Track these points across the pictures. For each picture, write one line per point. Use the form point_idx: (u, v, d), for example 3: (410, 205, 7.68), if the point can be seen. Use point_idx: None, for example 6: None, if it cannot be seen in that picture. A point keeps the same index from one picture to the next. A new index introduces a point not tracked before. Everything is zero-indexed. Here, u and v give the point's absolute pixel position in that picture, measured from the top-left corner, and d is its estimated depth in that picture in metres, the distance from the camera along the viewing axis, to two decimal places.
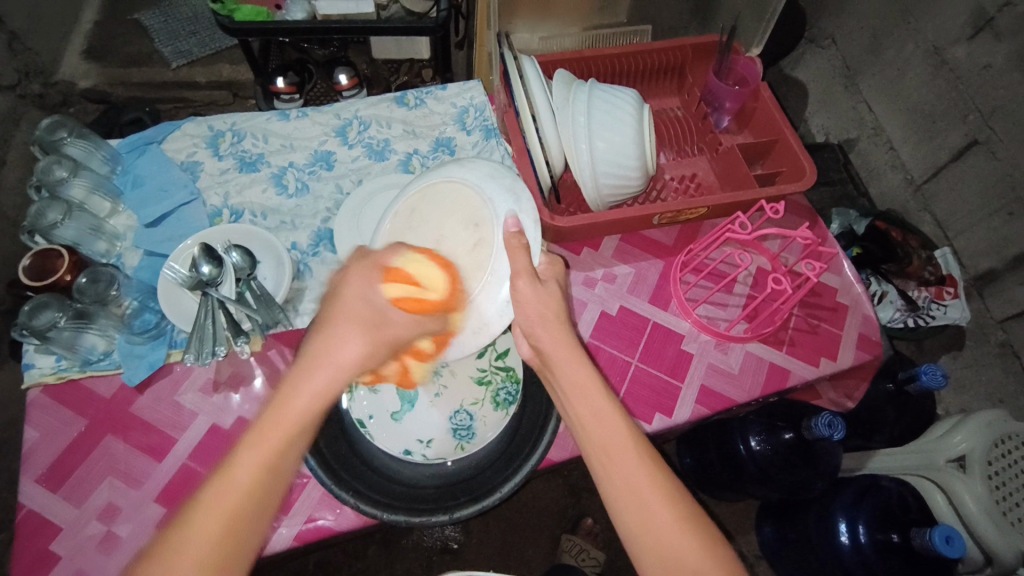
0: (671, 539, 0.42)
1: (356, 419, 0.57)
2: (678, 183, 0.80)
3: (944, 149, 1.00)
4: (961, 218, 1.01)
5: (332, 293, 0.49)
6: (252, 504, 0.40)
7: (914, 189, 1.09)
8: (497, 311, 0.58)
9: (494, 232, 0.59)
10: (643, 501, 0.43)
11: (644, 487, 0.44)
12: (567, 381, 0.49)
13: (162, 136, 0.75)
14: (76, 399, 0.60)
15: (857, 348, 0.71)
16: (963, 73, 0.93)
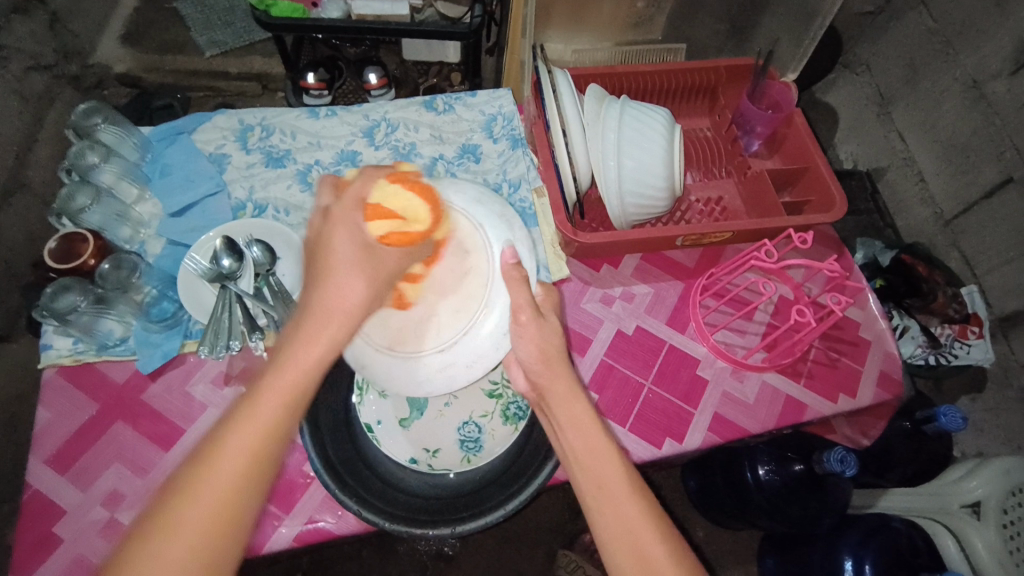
0: None
1: (365, 423, 0.57)
2: (703, 206, 0.79)
3: (977, 184, 0.98)
4: (991, 256, 0.99)
5: (318, 242, 0.46)
6: (248, 480, 0.37)
7: (943, 224, 1.07)
8: (492, 342, 0.56)
9: (488, 259, 0.57)
10: (637, 544, 0.42)
11: (638, 528, 0.43)
12: (563, 415, 0.48)
13: (193, 126, 0.76)
14: (90, 383, 0.61)
15: (877, 386, 0.69)
16: (1001, 108, 0.91)
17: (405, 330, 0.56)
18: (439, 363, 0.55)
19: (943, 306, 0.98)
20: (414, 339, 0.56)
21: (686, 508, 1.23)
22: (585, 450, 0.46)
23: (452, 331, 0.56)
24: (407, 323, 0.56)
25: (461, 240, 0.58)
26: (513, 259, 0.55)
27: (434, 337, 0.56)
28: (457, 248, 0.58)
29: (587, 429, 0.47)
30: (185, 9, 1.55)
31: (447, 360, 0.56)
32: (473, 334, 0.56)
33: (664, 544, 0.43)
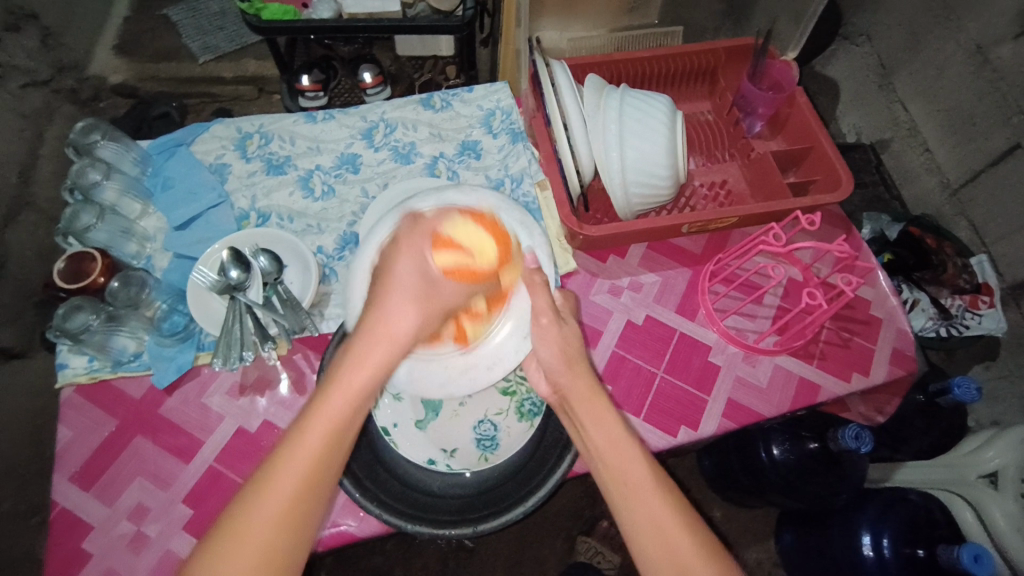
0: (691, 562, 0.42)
1: (381, 427, 0.57)
2: (707, 191, 0.78)
3: (986, 151, 0.96)
4: (999, 224, 0.98)
5: (381, 275, 0.55)
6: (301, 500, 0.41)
7: (950, 193, 1.06)
8: (512, 348, 0.60)
9: (514, 267, 0.61)
10: (670, 548, 0.43)
11: (670, 526, 0.44)
12: (583, 410, 0.50)
13: (192, 137, 0.75)
14: (108, 399, 0.62)
15: (891, 364, 0.69)
16: (1007, 74, 0.89)
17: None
18: (462, 364, 0.59)
19: (953, 279, 0.97)
20: (452, 356, 0.60)
21: (702, 489, 1.24)
22: (617, 456, 0.47)
23: (474, 334, 0.61)
24: (443, 348, 0.60)
25: None
26: (533, 265, 0.59)
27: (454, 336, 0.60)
28: None
29: (615, 436, 0.48)
30: (176, 15, 1.55)
31: (469, 360, 0.60)
32: (494, 339, 0.60)
33: (689, 532, 0.44)
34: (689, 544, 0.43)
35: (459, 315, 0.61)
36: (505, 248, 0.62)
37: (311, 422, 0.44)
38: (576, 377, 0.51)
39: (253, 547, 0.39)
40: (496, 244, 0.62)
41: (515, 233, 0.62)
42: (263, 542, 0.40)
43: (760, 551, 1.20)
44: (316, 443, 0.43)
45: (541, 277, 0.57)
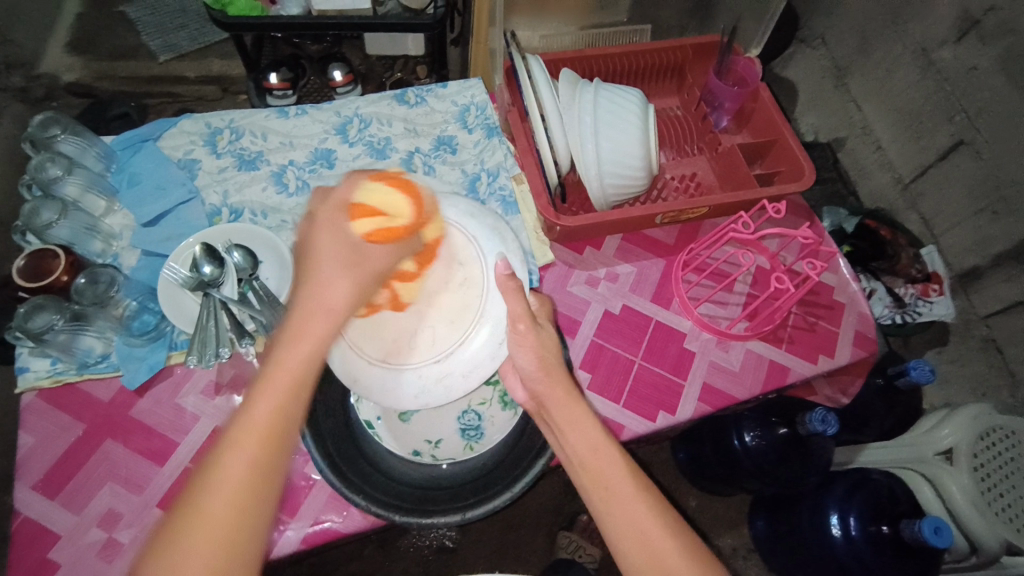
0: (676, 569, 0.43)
1: (364, 420, 0.57)
2: (678, 183, 0.80)
3: (933, 146, 1.02)
4: (946, 217, 1.04)
5: (305, 247, 0.46)
6: (250, 494, 0.37)
7: (903, 187, 1.12)
8: (489, 354, 0.57)
9: (481, 270, 0.60)
10: (655, 555, 0.43)
11: (652, 531, 0.44)
12: (560, 416, 0.50)
13: (159, 132, 0.73)
14: (74, 403, 0.59)
15: (853, 345, 0.73)
16: (950, 73, 0.95)
17: (401, 341, 0.58)
18: (436, 374, 0.57)
19: (907, 268, 1.03)
20: (408, 348, 0.58)
21: (678, 481, 1.26)
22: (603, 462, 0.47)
23: (449, 342, 0.58)
24: (401, 333, 0.58)
25: (455, 252, 0.61)
26: (505, 270, 0.57)
27: (431, 344, 0.58)
28: (450, 261, 0.61)
29: (594, 441, 0.48)
30: (134, 12, 1.51)
31: (446, 366, 0.57)
32: (469, 344, 0.58)
33: (674, 538, 0.44)
34: (673, 547, 0.44)
35: (431, 325, 0.59)
36: (472, 254, 0.61)
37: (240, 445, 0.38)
38: (554, 376, 0.52)
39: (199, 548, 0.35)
40: (463, 250, 0.61)
41: (480, 239, 0.61)
42: (215, 546, 0.35)
43: (736, 539, 1.23)
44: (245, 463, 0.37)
45: (511, 282, 0.55)
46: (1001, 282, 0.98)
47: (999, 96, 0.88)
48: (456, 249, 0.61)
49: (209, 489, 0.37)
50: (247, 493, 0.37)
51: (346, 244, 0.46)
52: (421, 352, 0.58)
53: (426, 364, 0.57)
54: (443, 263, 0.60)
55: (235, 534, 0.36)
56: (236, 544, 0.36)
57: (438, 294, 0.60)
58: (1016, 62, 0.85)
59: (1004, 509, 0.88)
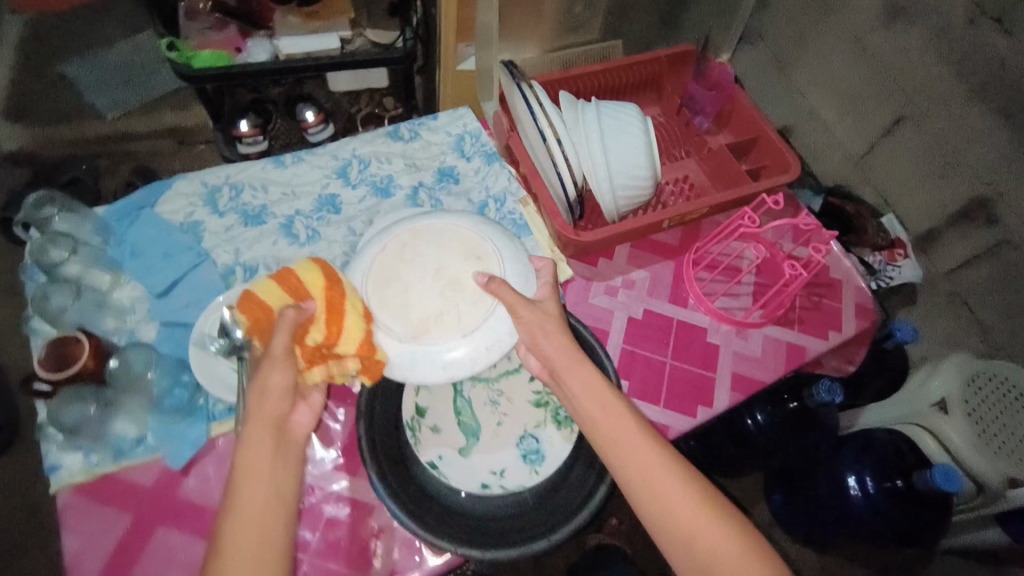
0: (675, 504, 0.50)
1: (427, 462, 0.57)
2: (673, 187, 0.84)
3: (879, 123, 1.09)
4: (897, 186, 1.11)
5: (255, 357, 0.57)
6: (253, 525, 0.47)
7: (857, 163, 1.17)
8: (504, 330, 0.60)
9: (498, 263, 0.64)
10: (659, 495, 0.50)
11: (659, 475, 0.51)
12: (579, 383, 0.55)
13: (154, 198, 0.71)
14: (117, 494, 0.57)
15: (856, 317, 0.78)
16: (885, 59, 1.02)
17: (427, 321, 0.60)
18: (464, 348, 0.59)
19: (875, 239, 1.12)
20: (437, 327, 0.60)
21: None
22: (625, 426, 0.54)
23: (473, 318, 0.60)
24: (428, 316, 0.60)
25: (473, 248, 0.64)
26: (484, 280, 0.61)
27: (455, 325, 0.60)
28: (469, 256, 0.64)
29: (613, 411, 0.54)
30: (74, 72, 1.44)
31: (472, 344, 0.59)
32: (491, 321, 0.60)
33: (676, 479, 0.51)
34: (678, 487, 0.51)
35: (453, 309, 0.61)
36: (488, 248, 0.64)
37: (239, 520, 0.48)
38: (557, 343, 0.57)
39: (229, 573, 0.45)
40: (478, 244, 0.65)
41: (495, 239, 0.65)
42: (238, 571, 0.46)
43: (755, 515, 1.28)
44: (253, 526, 0.47)
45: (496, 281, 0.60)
46: (957, 239, 1.03)
47: (933, 74, 0.95)
48: (472, 244, 0.65)
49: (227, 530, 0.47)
50: (258, 548, 0.47)
51: (255, 360, 0.56)
52: (448, 328, 0.60)
53: (453, 338, 0.59)
54: (463, 260, 0.63)
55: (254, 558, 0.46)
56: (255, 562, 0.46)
57: (460, 287, 0.62)
58: (944, 42, 0.92)
59: (1000, 445, 0.95)
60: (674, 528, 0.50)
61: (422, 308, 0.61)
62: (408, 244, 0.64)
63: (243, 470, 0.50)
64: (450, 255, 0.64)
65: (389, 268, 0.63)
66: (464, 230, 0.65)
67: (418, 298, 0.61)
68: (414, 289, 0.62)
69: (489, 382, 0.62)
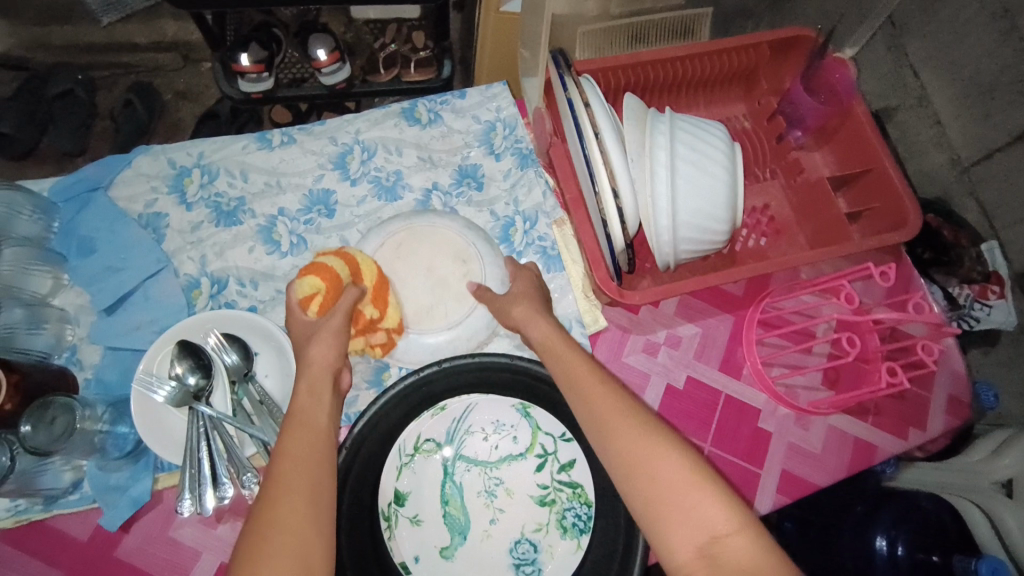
0: (630, 444, 0.43)
1: (400, 563, 0.48)
2: (748, 218, 0.68)
3: (1008, 125, 0.62)
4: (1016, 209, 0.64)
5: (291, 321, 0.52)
6: (311, 450, 0.42)
7: (959, 173, 0.69)
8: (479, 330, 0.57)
9: (483, 267, 0.58)
10: (611, 431, 0.44)
11: (616, 420, 0.44)
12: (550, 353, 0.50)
13: (108, 178, 0.58)
14: (47, 545, 0.49)
15: (947, 413, 0.63)
16: None
17: (417, 312, 0.57)
18: (450, 344, 0.56)
19: (970, 273, 0.67)
20: (426, 320, 0.57)
21: None
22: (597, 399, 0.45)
23: (457, 315, 0.57)
24: (417, 308, 0.57)
25: (460, 249, 0.59)
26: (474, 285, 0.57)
27: (442, 320, 0.57)
28: (457, 256, 0.58)
29: (570, 352, 0.49)
30: None
31: (458, 340, 0.56)
32: (469, 325, 0.57)
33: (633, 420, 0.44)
34: (631, 430, 0.44)
35: (439, 304, 0.57)
36: (475, 248, 0.58)
37: (280, 489, 0.39)
38: (573, 358, 0.49)
39: (287, 491, 0.39)
40: (465, 247, 0.59)
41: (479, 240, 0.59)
42: (298, 490, 0.40)
43: None
44: (301, 449, 0.42)
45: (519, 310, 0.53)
46: None
47: None
48: (458, 244, 0.59)
49: (280, 454, 0.42)
50: (313, 465, 0.41)
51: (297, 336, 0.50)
52: (433, 323, 0.57)
53: (438, 333, 0.56)
54: (449, 265, 0.58)
55: (309, 477, 0.40)
56: (314, 480, 0.41)
57: (446, 291, 0.57)
58: None
59: None
60: (637, 476, 0.42)
61: (411, 299, 0.57)
62: (403, 243, 0.58)
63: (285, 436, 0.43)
64: (439, 255, 0.58)
65: (383, 264, 0.57)
66: (451, 233, 0.59)
67: (409, 295, 0.57)
68: (402, 288, 0.57)
69: (487, 467, 0.52)
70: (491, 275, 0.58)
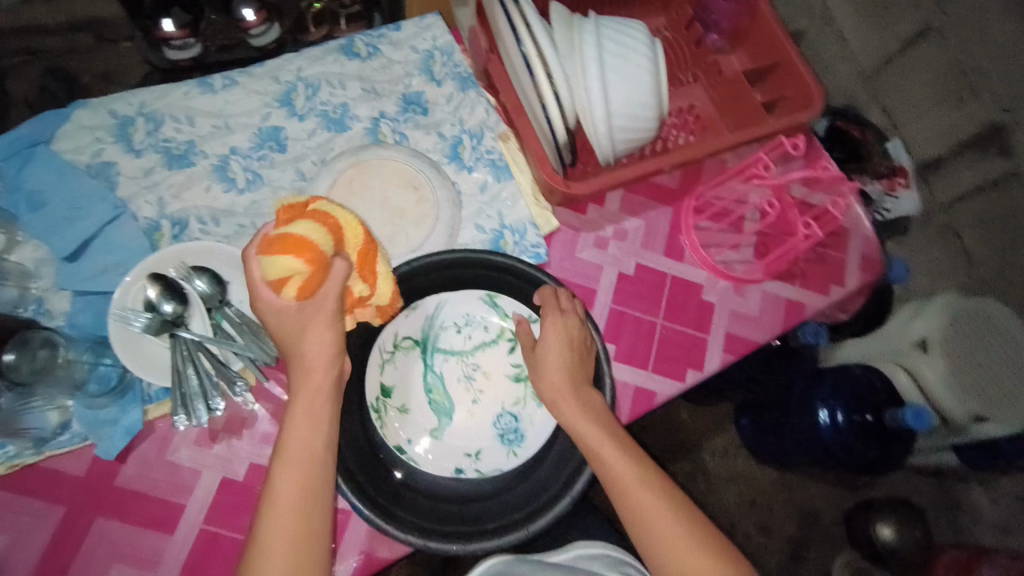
0: (641, 502, 0.49)
1: (395, 446, 0.52)
2: (676, 119, 0.74)
3: (898, 34, 0.87)
4: (910, 107, 0.88)
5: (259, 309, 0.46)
6: (309, 471, 0.44)
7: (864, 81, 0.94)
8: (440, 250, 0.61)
9: (435, 191, 0.62)
10: (626, 490, 0.49)
11: (628, 480, 0.49)
12: (553, 379, 0.52)
13: (48, 132, 0.58)
14: (44, 485, 0.50)
15: (861, 270, 0.71)
16: None
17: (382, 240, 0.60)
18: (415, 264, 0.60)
19: (879, 167, 0.86)
20: (392, 247, 0.60)
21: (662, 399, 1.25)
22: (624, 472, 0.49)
23: (418, 238, 0.61)
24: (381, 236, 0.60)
25: (411, 177, 0.63)
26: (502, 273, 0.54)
27: (405, 244, 0.61)
28: (408, 184, 0.62)
29: (579, 386, 0.52)
30: None
31: None
32: (428, 247, 0.61)
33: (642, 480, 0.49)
34: (642, 491, 0.49)
35: (401, 229, 0.61)
36: (424, 176, 0.63)
37: (274, 518, 0.43)
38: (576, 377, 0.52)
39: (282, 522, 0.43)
40: (413, 175, 0.63)
41: (426, 167, 0.63)
42: (294, 517, 0.43)
43: (723, 438, 1.25)
44: (297, 474, 0.44)
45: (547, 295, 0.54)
46: (966, 168, 0.85)
47: None
48: (407, 174, 0.63)
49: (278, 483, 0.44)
50: (305, 488, 0.44)
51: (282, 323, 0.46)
52: (397, 248, 0.60)
53: (403, 255, 0.60)
54: (402, 193, 0.62)
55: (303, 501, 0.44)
56: (307, 505, 0.44)
57: (404, 218, 0.61)
58: None
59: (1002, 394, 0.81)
60: (643, 529, 0.48)
61: (372, 231, 0.60)
62: (355, 178, 0.61)
63: (282, 469, 0.44)
64: (391, 185, 0.62)
65: (340, 200, 0.60)
66: (400, 164, 0.63)
67: (371, 224, 0.60)
68: (362, 219, 0.60)
69: (464, 356, 0.56)
70: (445, 199, 0.62)
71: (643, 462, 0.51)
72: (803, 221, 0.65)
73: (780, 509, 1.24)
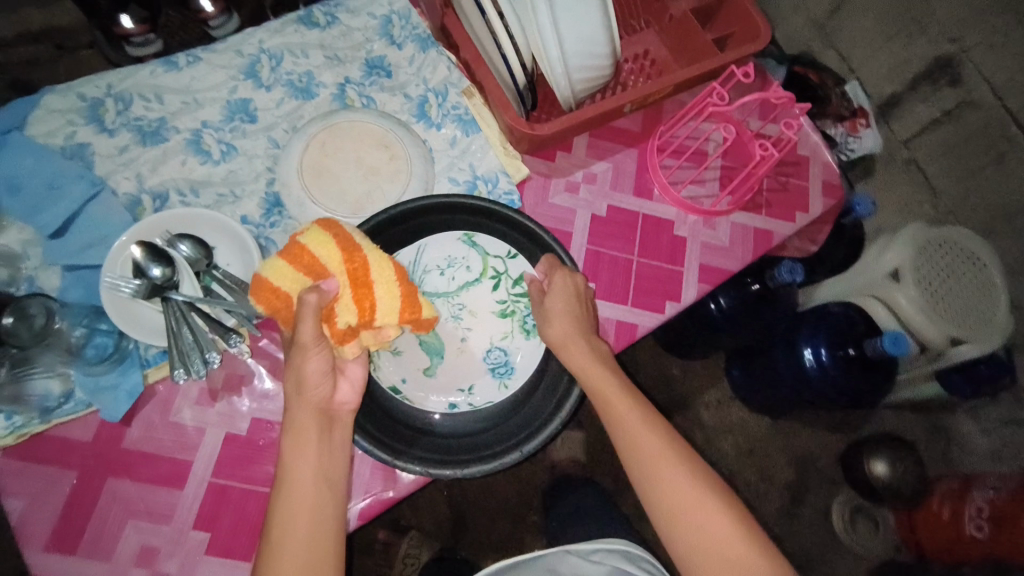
0: (643, 440, 0.53)
1: (390, 387, 0.54)
2: (634, 66, 0.77)
3: None
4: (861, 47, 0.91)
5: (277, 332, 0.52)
6: (315, 491, 0.48)
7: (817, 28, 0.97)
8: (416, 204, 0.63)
9: (407, 146, 0.64)
10: (630, 432, 0.53)
11: (631, 422, 0.53)
12: (557, 334, 0.55)
13: (20, 118, 0.59)
14: (54, 452, 0.52)
15: (823, 195, 0.75)
16: None
17: (359, 200, 0.62)
18: None
19: (839, 109, 0.88)
20: (370, 205, 0.62)
21: (652, 356, 1.28)
22: (643, 446, 0.52)
23: (394, 193, 0.62)
24: (358, 195, 0.62)
25: (382, 136, 0.64)
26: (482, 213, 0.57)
27: (383, 200, 0.62)
28: (380, 143, 0.64)
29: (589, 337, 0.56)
30: None
31: None
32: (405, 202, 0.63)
33: (643, 420, 0.53)
34: (642, 431, 0.53)
35: (377, 187, 0.62)
36: (394, 134, 0.64)
37: (280, 538, 0.46)
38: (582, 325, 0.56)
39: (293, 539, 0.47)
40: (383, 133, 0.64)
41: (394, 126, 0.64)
42: (304, 534, 0.47)
43: (715, 391, 1.28)
44: (302, 498, 0.48)
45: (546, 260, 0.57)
46: (920, 103, 0.88)
47: None
48: (377, 132, 0.64)
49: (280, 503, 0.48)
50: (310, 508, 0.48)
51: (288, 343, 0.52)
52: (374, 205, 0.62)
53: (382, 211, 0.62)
54: (374, 151, 0.63)
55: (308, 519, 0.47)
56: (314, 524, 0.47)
57: (379, 175, 0.63)
58: None
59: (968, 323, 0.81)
60: (645, 465, 0.52)
61: (349, 190, 0.62)
62: (327, 142, 0.63)
63: (285, 492, 0.48)
64: (363, 144, 0.63)
65: (314, 164, 0.62)
66: (371, 124, 0.64)
67: (347, 184, 0.62)
68: (337, 177, 0.62)
69: (449, 298, 0.58)
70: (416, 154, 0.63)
71: (643, 408, 0.55)
72: (761, 142, 0.65)
73: (777, 455, 1.26)
